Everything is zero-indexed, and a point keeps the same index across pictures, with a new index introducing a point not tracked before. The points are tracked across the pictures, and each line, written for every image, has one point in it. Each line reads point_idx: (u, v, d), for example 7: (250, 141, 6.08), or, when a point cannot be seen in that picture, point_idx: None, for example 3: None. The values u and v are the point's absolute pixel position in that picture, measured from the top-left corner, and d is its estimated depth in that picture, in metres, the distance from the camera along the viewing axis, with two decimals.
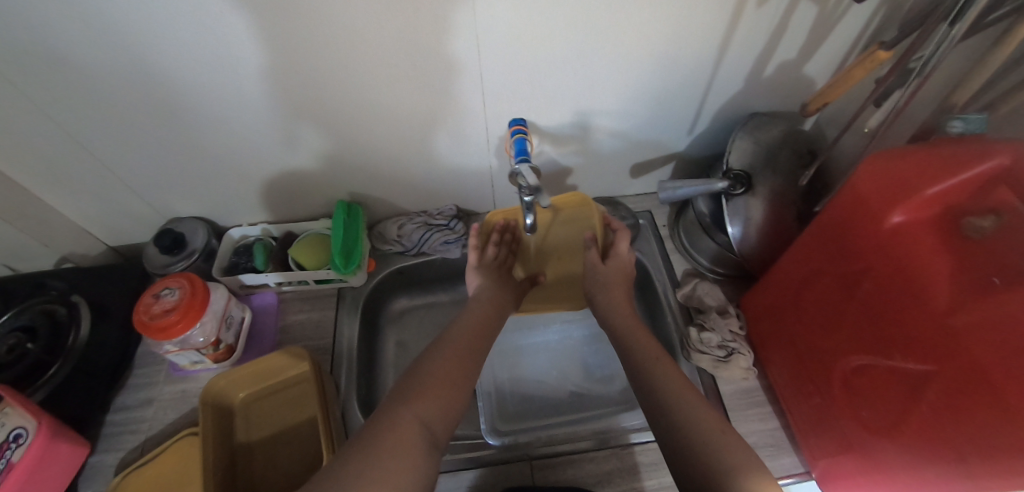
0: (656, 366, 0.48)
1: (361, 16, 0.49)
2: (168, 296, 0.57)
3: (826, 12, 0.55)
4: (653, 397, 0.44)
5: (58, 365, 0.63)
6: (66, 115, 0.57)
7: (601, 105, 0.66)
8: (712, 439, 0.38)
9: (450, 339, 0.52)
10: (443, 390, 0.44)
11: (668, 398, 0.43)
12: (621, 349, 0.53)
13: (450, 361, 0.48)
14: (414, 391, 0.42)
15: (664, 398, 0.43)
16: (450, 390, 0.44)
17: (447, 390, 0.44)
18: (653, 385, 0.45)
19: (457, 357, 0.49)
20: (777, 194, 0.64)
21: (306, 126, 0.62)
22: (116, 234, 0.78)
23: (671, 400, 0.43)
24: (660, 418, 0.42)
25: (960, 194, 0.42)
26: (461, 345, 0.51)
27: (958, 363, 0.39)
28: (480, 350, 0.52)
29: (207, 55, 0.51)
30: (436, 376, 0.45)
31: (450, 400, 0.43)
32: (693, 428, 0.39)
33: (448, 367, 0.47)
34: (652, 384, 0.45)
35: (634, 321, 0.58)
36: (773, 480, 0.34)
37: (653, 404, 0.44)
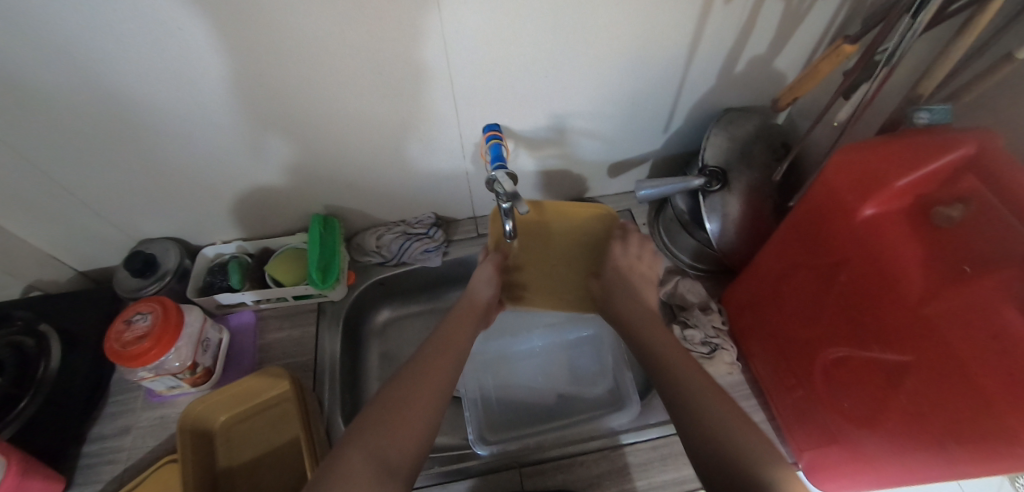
0: (673, 359, 0.47)
1: (323, 26, 0.48)
2: (140, 322, 0.56)
3: (794, 6, 0.55)
4: (677, 399, 0.42)
5: (26, 401, 0.60)
6: (19, 140, 0.54)
7: (574, 107, 0.65)
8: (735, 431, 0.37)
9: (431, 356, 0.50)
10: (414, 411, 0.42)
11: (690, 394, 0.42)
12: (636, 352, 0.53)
13: (426, 378, 0.46)
14: (390, 412, 0.41)
15: (685, 396, 0.42)
16: (415, 405, 0.42)
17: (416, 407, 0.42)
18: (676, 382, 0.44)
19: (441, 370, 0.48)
20: (753, 189, 0.64)
21: (275, 137, 0.61)
22: (83, 258, 0.75)
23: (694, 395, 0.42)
24: (685, 412, 0.41)
25: (929, 184, 0.42)
26: (438, 360, 0.50)
27: (935, 352, 0.39)
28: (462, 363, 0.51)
29: (166, 72, 0.49)
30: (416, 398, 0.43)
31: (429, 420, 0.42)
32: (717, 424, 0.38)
33: (427, 383, 0.46)
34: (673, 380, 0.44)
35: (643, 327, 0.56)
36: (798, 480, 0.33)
37: (678, 401, 0.42)
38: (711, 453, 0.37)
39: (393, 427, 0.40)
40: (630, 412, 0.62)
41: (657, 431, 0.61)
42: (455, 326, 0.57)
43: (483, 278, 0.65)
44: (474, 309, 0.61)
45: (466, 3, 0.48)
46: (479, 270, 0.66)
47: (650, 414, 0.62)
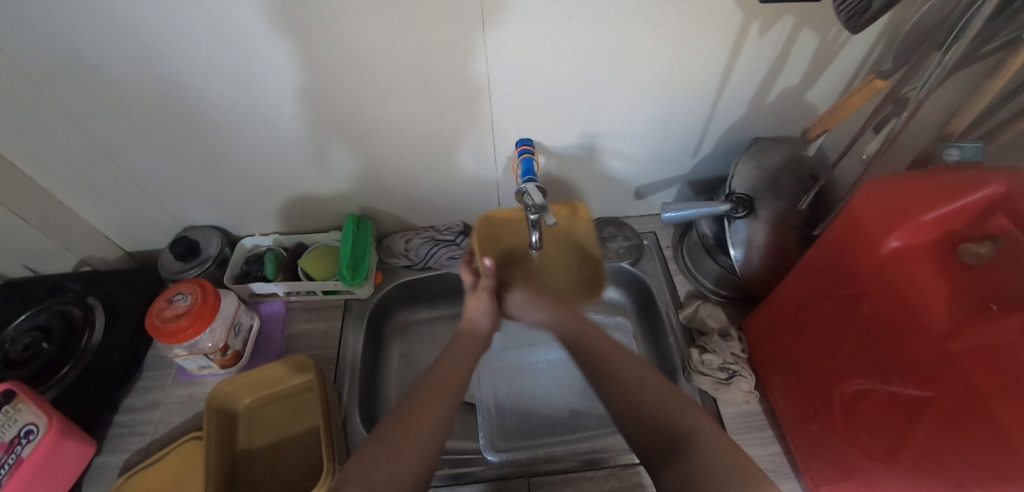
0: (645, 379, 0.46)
1: (377, 37, 0.52)
2: (181, 301, 0.59)
3: (827, 41, 0.57)
4: (641, 422, 0.42)
5: (68, 367, 0.65)
6: (93, 124, 0.60)
7: (607, 127, 0.68)
8: (715, 456, 0.37)
9: (431, 384, 0.47)
10: (408, 456, 0.39)
11: (676, 420, 0.41)
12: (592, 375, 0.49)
13: (426, 408, 0.44)
14: (386, 451, 0.38)
15: (667, 420, 0.41)
16: (411, 444, 0.40)
17: (414, 438, 0.40)
18: (629, 400, 0.44)
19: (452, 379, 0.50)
20: (778, 217, 0.65)
21: (335, 143, 0.66)
22: (133, 239, 0.80)
23: (675, 421, 0.41)
24: (642, 423, 0.42)
25: (957, 220, 0.42)
26: (443, 390, 0.47)
27: (956, 389, 0.39)
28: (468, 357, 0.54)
29: (231, 74, 0.54)
30: (418, 435, 0.41)
31: (429, 436, 0.41)
32: (702, 456, 0.37)
33: (424, 416, 0.43)
34: (625, 392, 0.45)
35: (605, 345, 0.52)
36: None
37: (640, 422, 0.42)
38: (678, 481, 0.37)
39: (391, 461, 0.38)
40: None
41: None
42: (455, 354, 0.54)
43: (479, 308, 0.61)
44: (474, 339, 0.58)
45: (513, 22, 0.52)
46: (472, 299, 0.62)
47: None
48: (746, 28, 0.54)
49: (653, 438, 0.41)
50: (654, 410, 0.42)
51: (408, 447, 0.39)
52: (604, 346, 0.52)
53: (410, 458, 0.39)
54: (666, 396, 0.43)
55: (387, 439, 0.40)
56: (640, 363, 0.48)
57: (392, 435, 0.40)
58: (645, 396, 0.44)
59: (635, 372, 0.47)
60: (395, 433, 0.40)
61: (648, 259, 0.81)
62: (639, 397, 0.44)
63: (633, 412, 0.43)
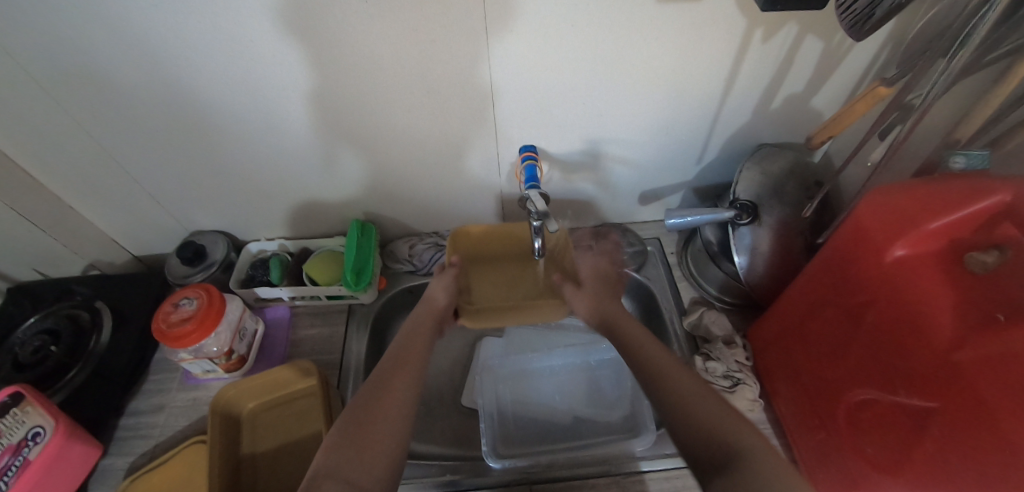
0: (683, 382, 0.44)
1: (382, 44, 0.52)
2: (187, 306, 0.60)
3: (832, 47, 0.57)
4: (688, 428, 0.40)
5: (76, 370, 0.65)
6: (105, 129, 0.61)
7: (610, 134, 0.68)
8: (766, 469, 0.35)
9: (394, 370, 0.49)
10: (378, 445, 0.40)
11: (720, 431, 0.38)
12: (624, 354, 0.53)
13: (393, 388, 0.46)
14: (358, 437, 0.40)
15: (712, 433, 0.38)
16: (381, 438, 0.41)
17: (387, 420, 0.42)
18: (681, 405, 0.42)
19: (416, 347, 0.53)
20: (783, 224, 0.65)
21: (345, 149, 0.66)
22: (140, 244, 0.81)
23: (722, 432, 0.38)
24: (689, 425, 0.40)
25: (963, 229, 0.42)
26: (400, 378, 0.48)
27: (962, 400, 0.39)
28: (427, 328, 0.58)
29: (240, 79, 0.55)
30: (388, 422, 0.42)
31: (403, 435, 0.42)
32: (750, 469, 0.35)
33: (394, 397, 0.45)
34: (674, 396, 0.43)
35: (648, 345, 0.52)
36: None
37: (686, 427, 0.40)
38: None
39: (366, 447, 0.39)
40: (646, 439, 0.62)
41: (673, 461, 0.60)
42: (414, 339, 0.55)
43: (444, 282, 0.66)
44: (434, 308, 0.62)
45: (516, 30, 0.52)
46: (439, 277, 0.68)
47: (666, 444, 0.62)
48: (749, 34, 0.55)
49: (704, 445, 0.38)
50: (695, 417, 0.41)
51: (380, 428, 0.41)
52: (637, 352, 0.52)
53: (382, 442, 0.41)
54: (717, 408, 0.40)
55: (354, 430, 0.41)
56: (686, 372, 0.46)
57: (366, 421, 0.42)
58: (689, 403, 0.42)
59: (676, 373, 0.46)
60: (367, 415, 0.42)
61: (653, 265, 0.81)
62: (686, 398, 0.42)
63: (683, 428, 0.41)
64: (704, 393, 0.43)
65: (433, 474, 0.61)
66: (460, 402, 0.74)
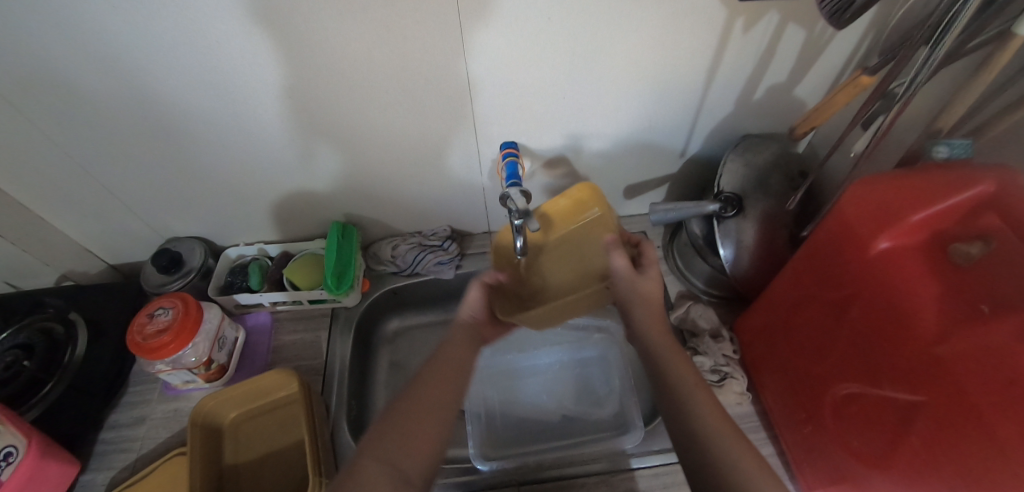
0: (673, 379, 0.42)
1: (353, 44, 0.50)
2: (162, 316, 0.58)
3: (814, 36, 0.56)
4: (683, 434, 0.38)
5: (50, 386, 0.64)
6: (66, 137, 0.58)
7: (592, 129, 0.67)
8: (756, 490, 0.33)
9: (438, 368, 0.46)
10: (415, 448, 0.38)
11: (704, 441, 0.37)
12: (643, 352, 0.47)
13: (435, 383, 0.44)
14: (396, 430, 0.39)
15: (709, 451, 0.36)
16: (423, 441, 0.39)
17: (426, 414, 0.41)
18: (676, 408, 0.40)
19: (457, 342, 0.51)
20: (768, 216, 0.64)
21: (324, 147, 0.64)
22: (115, 252, 0.79)
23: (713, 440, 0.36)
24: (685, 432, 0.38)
25: (947, 220, 0.42)
26: (439, 385, 0.44)
27: (947, 394, 0.38)
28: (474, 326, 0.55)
29: (205, 82, 0.53)
30: (426, 414, 0.41)
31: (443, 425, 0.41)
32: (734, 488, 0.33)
33: (432, 391, 0.43)
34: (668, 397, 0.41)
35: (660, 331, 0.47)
36: None
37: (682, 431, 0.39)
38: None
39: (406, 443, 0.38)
40: (634, 436, 0.62)
41: (661, 458, 0.60)
42: (457, 340, 0.51)
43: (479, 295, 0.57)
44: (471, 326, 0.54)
45: (490, 25, 0.50)
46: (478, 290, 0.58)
47: (654, 440, 0.62)
48: (730, 25, 0.53)
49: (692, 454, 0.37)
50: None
51: (421, 421, 0.40)
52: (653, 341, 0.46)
53: (421, 435, 0.39)
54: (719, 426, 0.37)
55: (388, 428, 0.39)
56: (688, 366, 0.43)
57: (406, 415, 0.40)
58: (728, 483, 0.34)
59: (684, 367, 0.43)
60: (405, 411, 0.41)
61: None
62: (679, 398, 0.40)
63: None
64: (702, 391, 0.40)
65: None
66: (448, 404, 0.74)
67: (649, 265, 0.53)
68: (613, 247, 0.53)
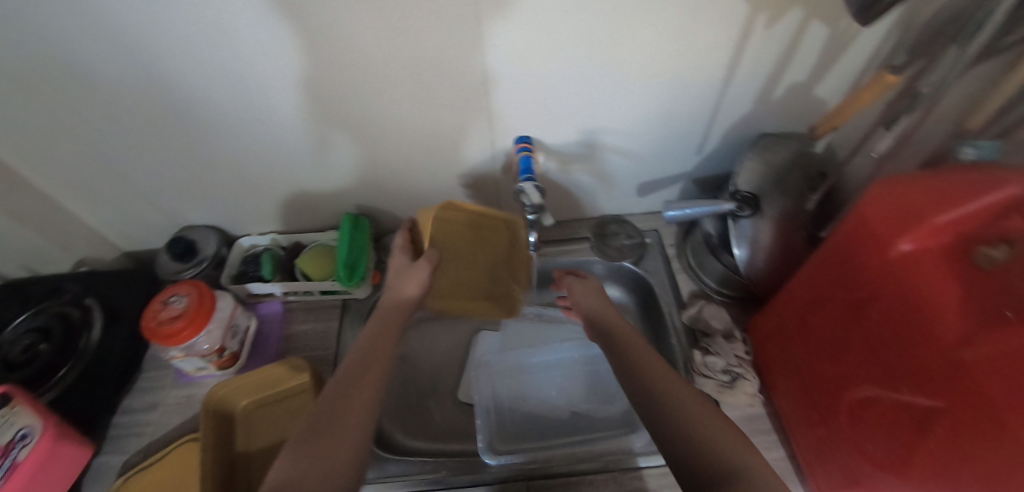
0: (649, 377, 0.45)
1: (370, 33, 0.50)
2: (176, 303, 0.58)
3: (838, 33, 0.55)
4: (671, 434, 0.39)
5: (66, 369, 0.65)
6: (85, 124, 0.59)
7: (608, 124, 0.66)
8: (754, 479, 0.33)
9: (360, 377, 0.47)
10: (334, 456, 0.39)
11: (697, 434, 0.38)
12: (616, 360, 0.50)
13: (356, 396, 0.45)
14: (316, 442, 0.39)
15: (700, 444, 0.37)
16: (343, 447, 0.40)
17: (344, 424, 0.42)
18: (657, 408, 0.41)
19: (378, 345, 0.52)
20: (785, 216, 0.63)
21: (339, 135, 0.63)
22: (131, 239, 0.80)
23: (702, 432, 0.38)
24: (671, 429, 0.39)
25: (972, 222, 0.40)
26: (360, 395, 0.45)
27: (968, 399, 0.37)
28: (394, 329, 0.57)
29: (222, 71, 0.53)
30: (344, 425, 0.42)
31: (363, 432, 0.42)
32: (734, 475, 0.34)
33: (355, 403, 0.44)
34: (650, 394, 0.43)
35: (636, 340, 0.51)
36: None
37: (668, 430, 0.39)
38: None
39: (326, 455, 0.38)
40: (644, 434, 0.61)
41: None
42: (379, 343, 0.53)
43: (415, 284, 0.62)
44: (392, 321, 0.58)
45: (508, 17, 0.50)
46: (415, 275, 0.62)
47: None
48: (751, 20, 0.52)
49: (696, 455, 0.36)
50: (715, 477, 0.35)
51: (341, 431, 0.41)
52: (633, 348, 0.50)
53: (341, 445, 0.40)
54: (705, 418, 0.39)
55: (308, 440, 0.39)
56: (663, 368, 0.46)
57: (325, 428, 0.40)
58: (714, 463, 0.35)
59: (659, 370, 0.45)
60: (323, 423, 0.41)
61: (652, 257, 0.79)
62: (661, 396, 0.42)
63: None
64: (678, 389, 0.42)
65: (428, 471, 0.60)
66: (457, 397, 0.74)
67: (585, 281, 0.65)
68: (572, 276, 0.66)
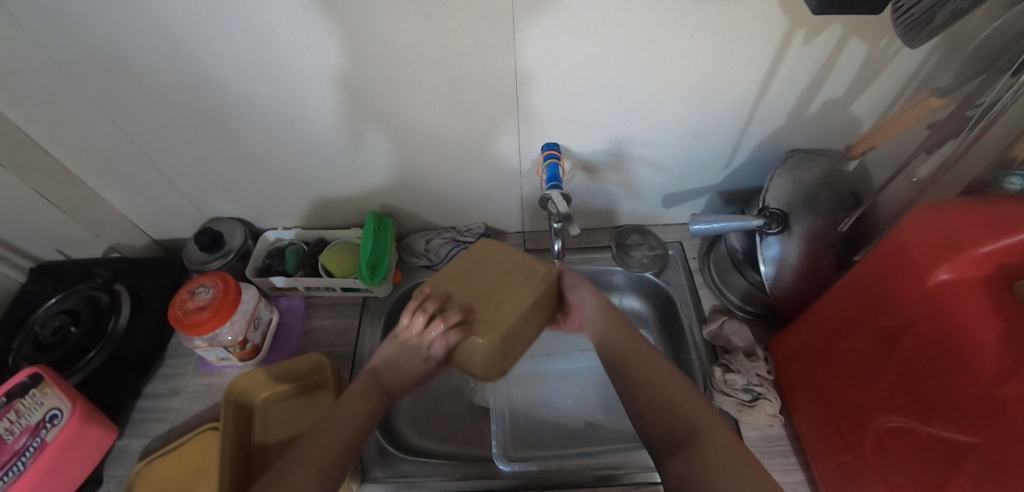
0: (634, 363, 0.51)
1: (405, 36, 0.51)
2: (203, 294, 0.60)
3: (878, 51, 0.54)
4: (653, 413, 0.47)
5: (94, 352, 0.66)
6: (124, 115, 0.60)
7: (637, 134, 0.66)
8: (720, 453, 0.40)
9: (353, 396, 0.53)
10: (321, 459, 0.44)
11: (675, 415, 0.45)
12: (609, 358, 0.54)
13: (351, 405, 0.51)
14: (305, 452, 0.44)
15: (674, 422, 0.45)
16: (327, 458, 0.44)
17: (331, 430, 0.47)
18: (642, 392, 0.49)
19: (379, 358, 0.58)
20: (815, 235, 0.62)
21: (373, 134, 0.64)
22: (160, 228, 0.82)
23: (682, 414, 0.45)
24: (655, 414, 0.46)
25: (1018, 254, 0.39)
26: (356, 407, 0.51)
27: (1001, 437, 0.36)
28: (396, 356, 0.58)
29: (258, 68, 0.54)
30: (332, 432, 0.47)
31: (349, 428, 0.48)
32: (704, 447, 0.41)
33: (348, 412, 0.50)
34: (638, 382, 0.50)
35: (626, 332, 0.56)
36: (757, 471, 0.38)
37: (654, 411, 0.46)
38: (685, 470, 0.41)
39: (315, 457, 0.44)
40: None
41: None
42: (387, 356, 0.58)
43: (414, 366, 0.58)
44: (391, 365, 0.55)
45: (543, 23, 0.50)
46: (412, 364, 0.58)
47: None
48: (789, 36, 0.52)
49: (662, 426, 0.45)
50: (681, 434, 0.43)
51: (330, 436, 0.47)
52: (621, 337, 0.55)
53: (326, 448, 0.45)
54: (684, 402, 0.46)
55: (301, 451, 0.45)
56: (651, 355, 0.52)
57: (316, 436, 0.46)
58: (687, 424, 0.44)
59: (647, 356, 0.52)
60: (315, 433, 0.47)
61: (674, 270, 0.79)
62: (644, 381, 0.49)
63: (668, 448, 0.44)
64: (661, 376, 0.49)
65: (442, 474, 0.61)
66: (471, 400, 0.74)
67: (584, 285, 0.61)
68: (584, 290, 0.61)
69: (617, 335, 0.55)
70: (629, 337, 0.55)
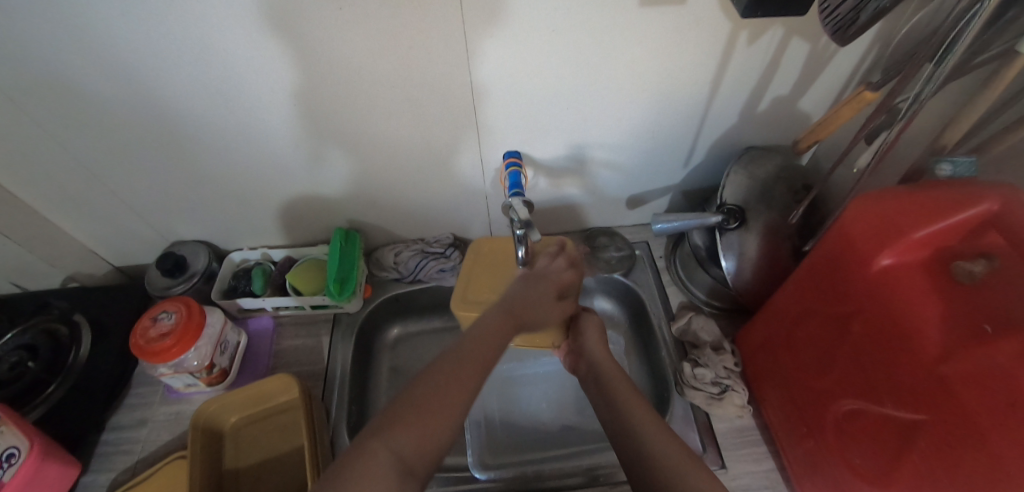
0: (610, 386, 0.49)
1: (358, 51, 0.51)
2: (166, 320, 0.58)
3: (818, 50, 0.56)
4: (617, 434, 0.43)
5: (54, 386, 0.64)
6: (76, 141, 0.59)
7: (596, 138, 0.67)
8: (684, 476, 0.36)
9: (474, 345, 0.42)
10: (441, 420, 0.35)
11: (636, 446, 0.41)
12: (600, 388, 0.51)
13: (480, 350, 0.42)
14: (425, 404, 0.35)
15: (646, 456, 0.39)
16: (444, 422, 0.35)
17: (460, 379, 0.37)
18: (616, 414, 0.45)
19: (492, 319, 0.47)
20: (770, 229, 0.64)
21: (335, 150, 0.64)
22: (122, 255, 0.80)
23: (642, 441, 0.41)
24: (621, 435, 0.42)
25: (950, 238, 0.41)
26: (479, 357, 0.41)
27: (950, 416, 0.38)
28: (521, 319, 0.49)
29: (213, 87, 0.53)
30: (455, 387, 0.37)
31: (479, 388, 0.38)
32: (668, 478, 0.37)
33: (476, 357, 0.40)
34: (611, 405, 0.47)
35: (608, 360, 0.54)
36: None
37: (620, 439, 0.42)
38: None
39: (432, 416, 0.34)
40: None
41: None
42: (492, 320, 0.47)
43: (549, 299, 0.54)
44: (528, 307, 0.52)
45: (496, 35, 0.51)
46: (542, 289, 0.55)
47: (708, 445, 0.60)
48: (734, 37, 0.54)
49: (624, 449, 0.41)
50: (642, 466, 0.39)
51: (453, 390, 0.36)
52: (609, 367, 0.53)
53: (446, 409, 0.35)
54: (656, 433, 0.41)
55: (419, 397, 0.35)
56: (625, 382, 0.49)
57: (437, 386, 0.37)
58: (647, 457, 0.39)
59: (621, 379, 0.50)
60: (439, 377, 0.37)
61: (641, 269, 0.80)
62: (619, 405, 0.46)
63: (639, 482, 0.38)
64: (629, 398, 0.46)
65: None
66: None
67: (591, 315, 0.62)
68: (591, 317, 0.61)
69: (606, 364, 0.54)
70: (610, 367, 0.53)
